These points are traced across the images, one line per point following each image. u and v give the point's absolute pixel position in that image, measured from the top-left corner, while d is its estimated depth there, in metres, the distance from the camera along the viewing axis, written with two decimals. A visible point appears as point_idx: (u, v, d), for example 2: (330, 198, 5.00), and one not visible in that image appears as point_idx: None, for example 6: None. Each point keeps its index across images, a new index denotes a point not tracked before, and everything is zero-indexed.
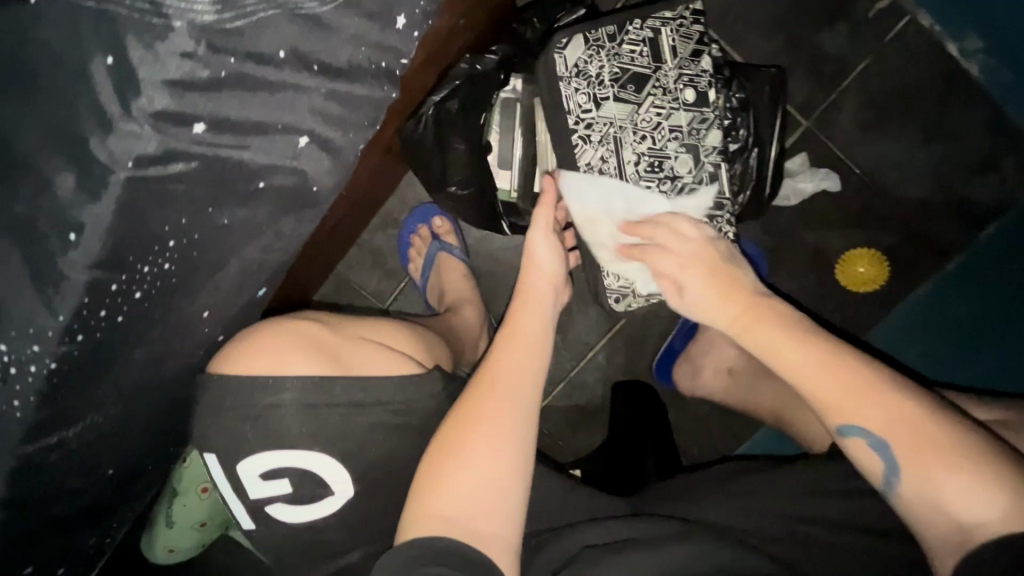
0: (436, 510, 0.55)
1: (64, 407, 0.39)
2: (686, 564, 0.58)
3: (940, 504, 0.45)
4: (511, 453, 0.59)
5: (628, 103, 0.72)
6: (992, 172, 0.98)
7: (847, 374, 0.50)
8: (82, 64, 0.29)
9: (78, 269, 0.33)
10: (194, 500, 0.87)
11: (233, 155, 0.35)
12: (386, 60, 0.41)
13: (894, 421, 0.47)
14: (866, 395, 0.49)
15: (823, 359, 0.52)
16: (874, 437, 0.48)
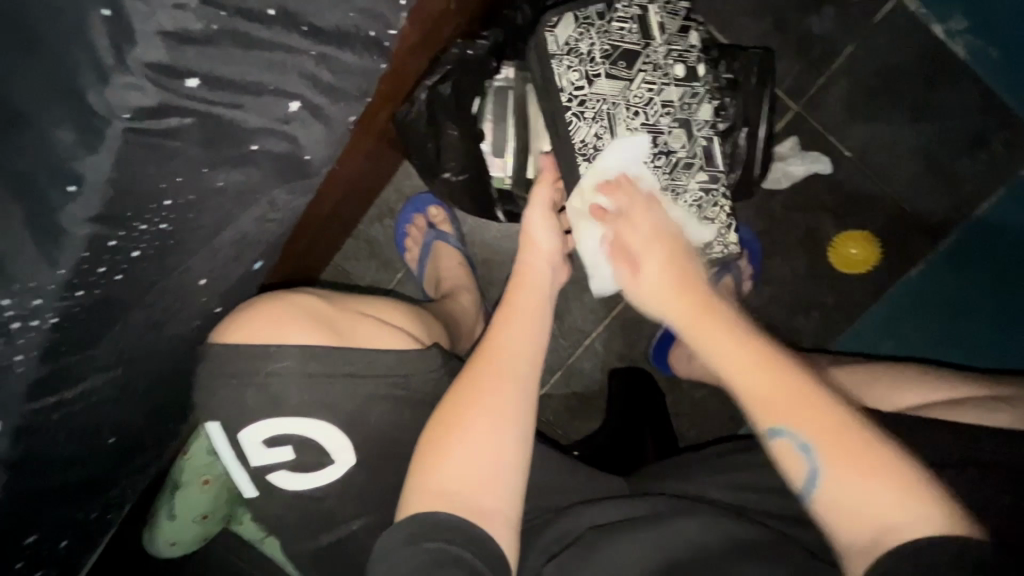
0: (437, 484, 0.56)
1: (65, 366, 0.41)
2: (682, 538, 0.60)
3: (854, 510, 0.44)
4: (509, 426, 0.60)
5: (619, 79, 0.74)
6: (982, 149, 0.99)
7: (783, 380, 0.48)
8: (80, 13, 0.29)
9: (78, 222, 0.34)
10: (195, 492, 0.88)
11: (226, 113, 0.37)
12: (375, 29, 0.43)
13: (824, 423, 0.46)
14: (802, 402, 0.47)
15: (756, 359, 0.50)
16: (798, 442, 0.46)
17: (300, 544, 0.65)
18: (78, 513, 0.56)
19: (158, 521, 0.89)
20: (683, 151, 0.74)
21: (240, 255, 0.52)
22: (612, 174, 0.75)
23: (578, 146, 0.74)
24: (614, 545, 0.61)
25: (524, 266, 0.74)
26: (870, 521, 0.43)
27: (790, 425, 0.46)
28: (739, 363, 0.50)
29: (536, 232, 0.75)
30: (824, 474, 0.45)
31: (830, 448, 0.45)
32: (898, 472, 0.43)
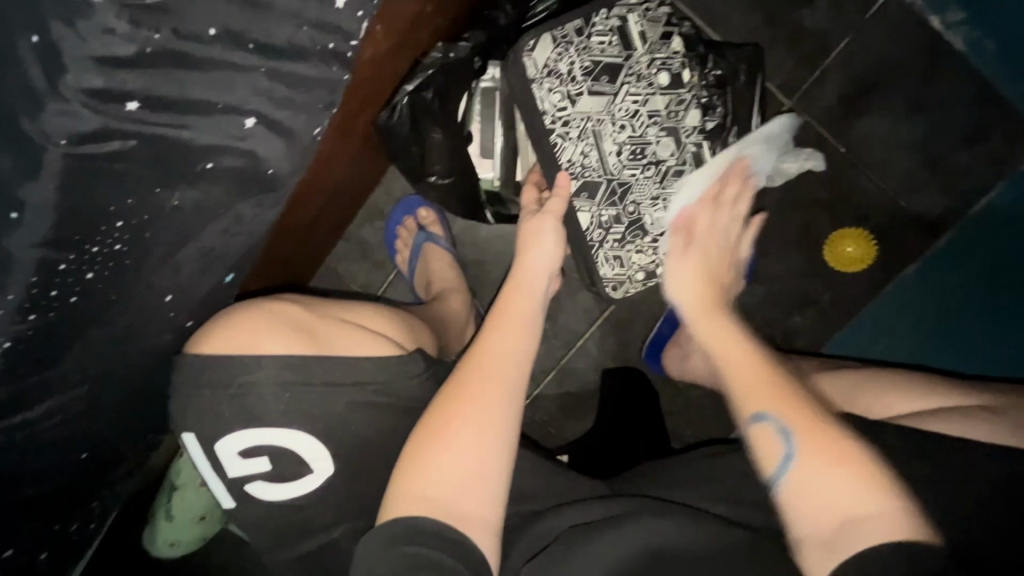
0: (418, 489, 0.56)
1: (26, 385, 0.41)
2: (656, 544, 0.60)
3: (819, 499, 0.48)
4: (494, 431, 0.59)
5: (603, 95, 0.73)
6: (981, 143, 0.96)
7: (776, 381, 0.57)
8: (3, 41, 0.28)
9: (25, 247, 0.34)
10: (193, 493, 0.88)
11: (171, 133, 0.36)
12: (335, 41, 0.42)
13: (806, 415, 0.52)
14: (781, 393, 0.55)
15: (751, 363, 0.60)
16: (780, 427, 0.53)
17: (282, 551, 0.65)
18: (57, 524, 0.57)
19: (156, 523, 0.90)
20: (672, 159, 0.76)
21: (209, 269, 0.51)
22: (603, 189, 0.76)
23: (565, 165, 0.75)
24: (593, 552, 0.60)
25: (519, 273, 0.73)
26: (833, 509, 0.48)
27: (772, 412, 0.53)
28: (740, 365, 0.60)
29: (540, 241, 0.74)
30: (799, 459, 0.50)
31: (809, 434, 0.51)
32: (863, 467, 0.49)
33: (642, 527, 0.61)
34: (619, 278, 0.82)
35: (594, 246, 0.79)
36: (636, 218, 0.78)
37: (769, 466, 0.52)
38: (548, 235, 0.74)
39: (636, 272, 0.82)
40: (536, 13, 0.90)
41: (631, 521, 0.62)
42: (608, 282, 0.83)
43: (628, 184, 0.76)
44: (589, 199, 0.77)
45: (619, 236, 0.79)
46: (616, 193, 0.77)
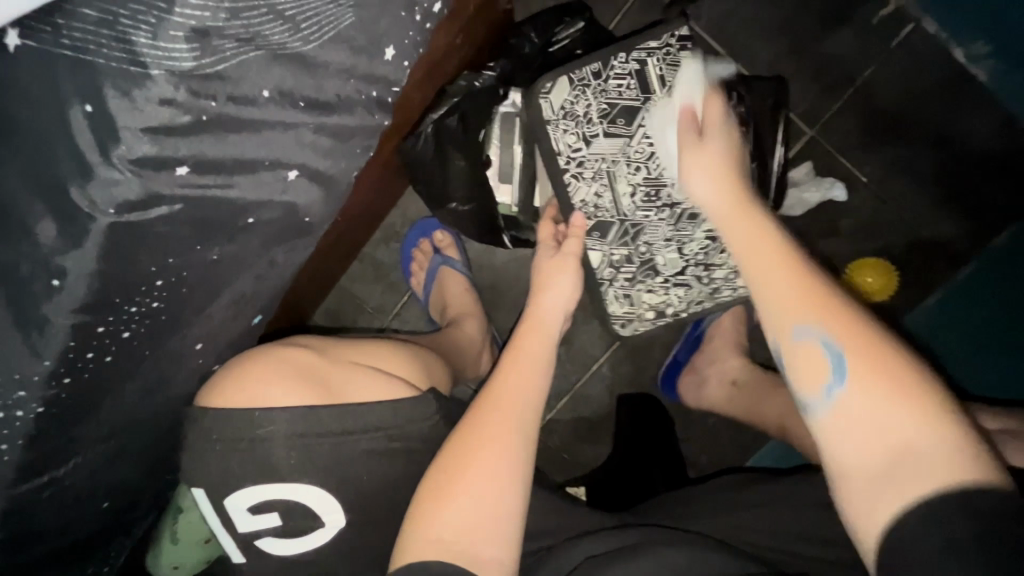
0: (434, 532, 0.53)
1: (54, 445, 0.39)
2: None
3: (869, 432, 0.39)
4: (508, 477, 0.57)
5: (618, 137, 0.71)
6: (1002, 175, 0.96)
7: (817, 292, 0.44)
8: (60, 111, 0.29)
9: (64, 313, 0.33)
10: None
11: (219, 193, 0.34)
12: (377, 89, 0.39)
13: (850, 329, 0.42)
14: (814, 300, 0.44)
15: (781, 261, 0.47)
16: (830, 347, 0.42)
17: None
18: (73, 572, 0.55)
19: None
20: (687, 203, 0.73)
21: (239, 313, 0.50)
22: (616, 230, 0.75)
23: (578, 206, 0.74)
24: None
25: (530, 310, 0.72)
26: (881, 441, 0.38)
27: (811, 325, 0.43)
28: (767, 265, 0.48)
29: (556, 283, 0.72)
30: (853, 383, 0.40)
31: (864, 356, 0.41)
32: (924, 389, 0.39)
33: None
34: (628, 315, 0.81)
35: (604, 284, 0.79)
36: (648, 259, 0.77)
37: (814, 392, 0.42)
38: (561, 278, 0.73)
39: (645, 311, 0.81)
40: (561, 40, 0.91)
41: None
42: (618, 318, 0.82)
43: (641, 226, 0.75)
44: (601, 237, 0.76)
45: (630, 275, 0.78)
46: (629, 233, 0.75)
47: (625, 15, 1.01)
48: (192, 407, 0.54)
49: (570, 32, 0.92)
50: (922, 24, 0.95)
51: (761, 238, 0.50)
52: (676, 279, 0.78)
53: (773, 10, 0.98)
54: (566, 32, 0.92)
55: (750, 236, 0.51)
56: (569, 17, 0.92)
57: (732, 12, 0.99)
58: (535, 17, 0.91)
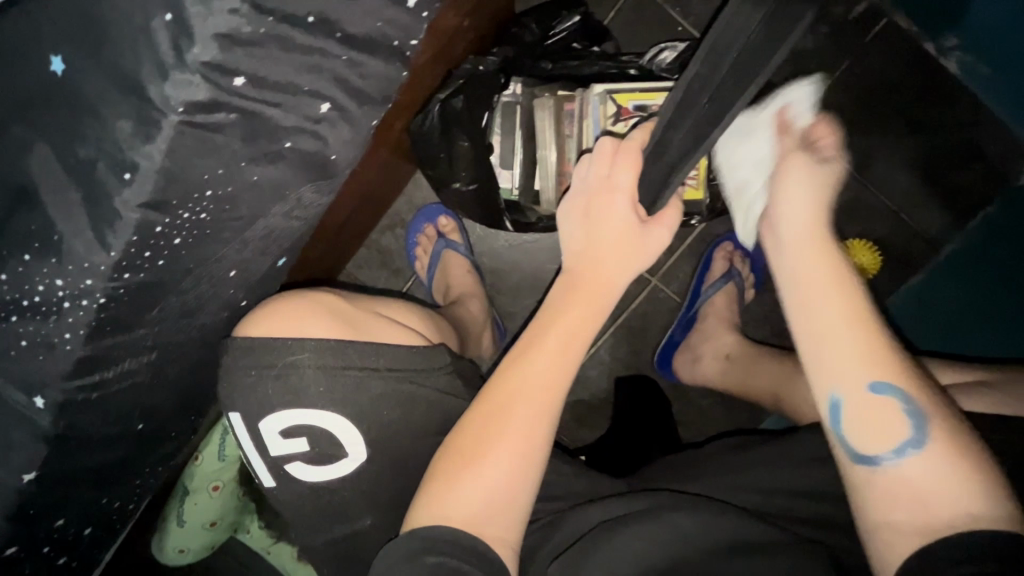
0: (447, 510, 0.55)
1: (108, 346, 0.43)
2: (692, 535, 0.61)
3: (926, 487, 0.44)
4: (532, 458, 0.58)
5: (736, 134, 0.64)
6: (976, 162, 1.01)
7: (889, 354, 0.49)
8: (145, 19, 0.34)
9: (130, 207, 0.37)
10: (205, 498, 1.03)
11: (265, 110, 0.40)
12: (398, 39, 0.46)
13: (919, 391, 0.47)
14: (891, 359, 0.48)
15: (860, 317, 0.50)
16: (904, 407, 0.46)
17: (315, 535, 0.66)
18: (104, 499, 0.59)
19: (169, 527, 1.03)
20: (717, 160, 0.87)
21: (268, 249, 0.55)
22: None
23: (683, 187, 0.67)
24: (624, 540, 0.62)
25: (593, 275, 0.64)
26: (937, 502, 0.43)
27: (889, 383, 0.47)
28: (848, 313, 0.50)
29: (635, 261, 0.65)
30: (929, 446, 0.45)
31: (935, 424, 0.45)
32: (977, 455, 0.44)
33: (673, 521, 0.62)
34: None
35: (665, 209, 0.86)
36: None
37: (881, 447, 0.46)
38: (641, 251, 0.65)
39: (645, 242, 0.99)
40: (559, 32, 0.99)
41: (663, 512, 0.63)
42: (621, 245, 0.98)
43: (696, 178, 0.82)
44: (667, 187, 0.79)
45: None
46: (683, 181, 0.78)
47: (619, 13, 1.09)
48: (230, 337, 0.59)
49: (567, 24, 0.99)
50: (894, 20, 1.02)
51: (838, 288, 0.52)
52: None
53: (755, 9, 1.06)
54: (563, 24, 0.99)
55: (830, 283, 0.52)
56: (565, 10, 1.00)
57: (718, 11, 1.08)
58: (534, 11, 0.99)
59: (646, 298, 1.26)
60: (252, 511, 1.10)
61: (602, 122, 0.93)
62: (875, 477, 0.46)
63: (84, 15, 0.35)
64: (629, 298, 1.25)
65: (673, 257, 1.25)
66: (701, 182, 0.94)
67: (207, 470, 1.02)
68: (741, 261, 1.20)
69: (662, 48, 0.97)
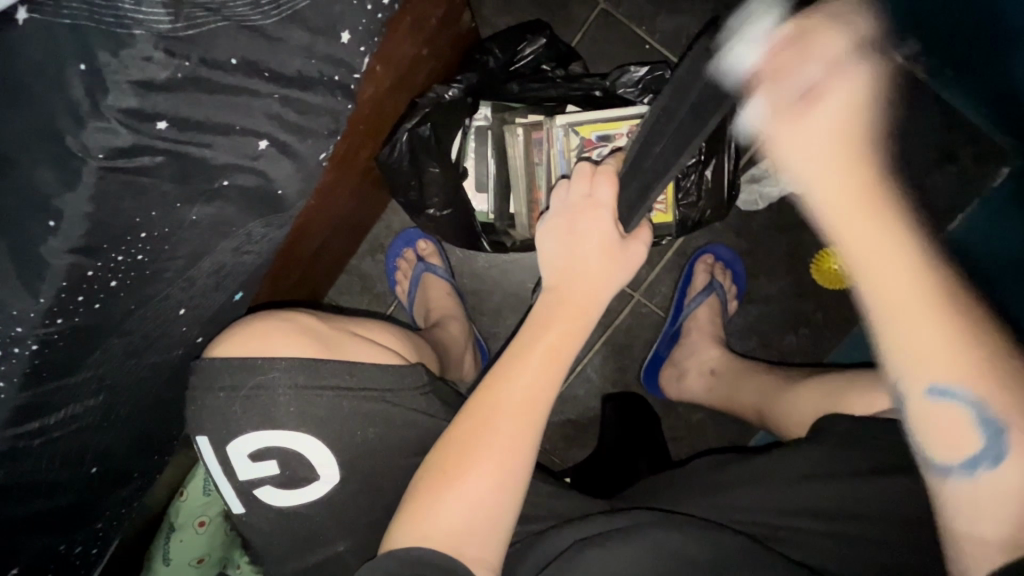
0: (423, 530, 0.54)
1: (49, 391, 0.43)
2: (679, 549, 0.58)
3: (1000, 502, 0.39)
4: (514, 475, 0.56)
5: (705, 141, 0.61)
6: (952, 163, 1.00)
7: (981, 341, 0.38)
8: (59, 70, 0.34)
9: (59, 254, 0.37)
10: (191, 535, 1.02)
11: (195, 151, 0.40)
12: (338, 73, 0.46)
13: (1000, 388, 0.38)
14: (970, 355, 0.38)
15: (951, 301, 0.38)
16: (980, 415, 0.39)
17: (287, 569, 0.65)
18: (63, 545, 0.58)
19: (154, 568, 1.01)
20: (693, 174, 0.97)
21: (219, 284, 0.54)
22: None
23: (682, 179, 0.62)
24: (599, 557, 0.59)
25: (576, 288, 0.62)
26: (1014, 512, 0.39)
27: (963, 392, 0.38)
28: (922, 299, 0.38)
29: (618, 274, 0.63)
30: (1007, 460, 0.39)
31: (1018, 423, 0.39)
32: None
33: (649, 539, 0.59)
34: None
35: None
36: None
37: (953, 455, 0.40)
38: (620, 263, 0.63)
39: None
40: (525, 55, 1.00)
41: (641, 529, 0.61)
42: None
43: None
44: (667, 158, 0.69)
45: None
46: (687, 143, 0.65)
47: (585, 33, 1.11)
48: (198, 357, 0.58)
49: (534, 48, 1.01)
50: None
51: (911, 263, 0.38)
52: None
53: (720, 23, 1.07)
54: (530, 48, 1.01)
55: (909, 262, 0.38)
56: (531, 34, 1.01)
57: (683, 26, 1.09)
58: (498, 37, 0.99)
59: (630, 313, 1.25)
60: (240, 547, 1.08)
61: (567, 154, 0.96)
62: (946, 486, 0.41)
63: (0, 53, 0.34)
64: (612, 314, 1.24)
65: (654, 271, 1.24)
66: (670, 205, 0.96)
67: (191, 507, 1.01)
68: (722, 273, 1.19)
69: (629, 65, 0.98)
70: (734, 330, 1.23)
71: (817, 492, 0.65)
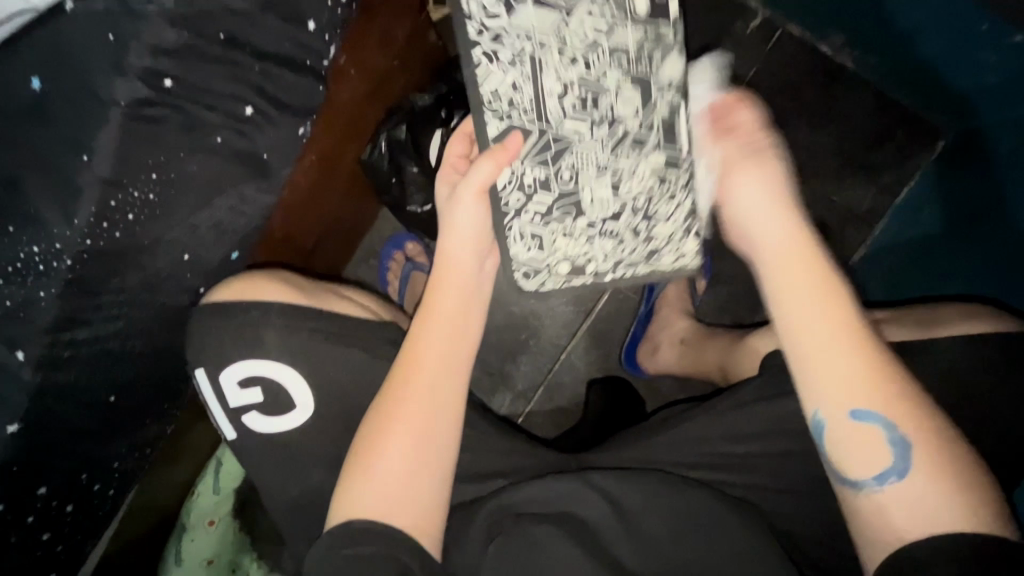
0: (363, 496, 0.59)
1: (81, 307, 0.54)
2: (621, 475, 0.67)
3: (905, 502, 0.50)
4: (425, 431, 0.61)
5: (552, 11, 0.62)
6: (888, 141, 1.10)
7: (884, 380, 0.52)
8: (96, 37, 0.48)
9: (90, 182, 0.49)
10: (202, 534, 1.07)
11: (193, 108, 0.53)
12: (310, 58, 0.61)
13: (897, 412, 0.51)
14: (871, 381, 0.52)
15: (854, 340, 0.53)
16: (889, 434, 0.51)
17: (281, 502, 0.73)
18: (85, 475, 0.66)
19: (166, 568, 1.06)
20: (631, 121, 0.66)
21: (219, 239, 0.65)
22: (534, 141, 0.64)
23: (489, 97, 0.62)
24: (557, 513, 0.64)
25: (446, 283, 0.65)
26: (917, 510, 0.50)
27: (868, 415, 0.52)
28: (835, 337, 0.53)
29: (485, 264, 0.68)
30: (910, 474, 0.51)
31: (923, 443, 0.51)
32: (953, 458, 0.51)
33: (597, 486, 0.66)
34: (535, 264, 0.70)
35: (512, 215, 0.67)
36: (571, 191, 0.67)
37: (870, 471, 0.52)
38: (467, 221, 0.63)
39: (560, 263, 0.71)
40: None
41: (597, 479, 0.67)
42: (522, 268, 0.71)
43: (568, 142, 0.65)
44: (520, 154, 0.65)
45: (542, 206, 0.67)
46: (581, 94, 0.64)
47: None
48: (196, 300, 0.68)
49: None
50: (788, 28, 1.13)
51: (827, 313, 0.54)
52: (604, 227, 0.71)
53: None
54: None
55: (824, 308, 0.54)
56: None
57: None
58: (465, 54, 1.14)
59: (608, 301, 1.32)
60: (248, 549, 1.13)
61: None
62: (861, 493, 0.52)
63: (53, 41, 0.48)
64: (591, 302, 1.32)
65: None
66: None
67: (203, 505, 1.07)
68: None
69: None
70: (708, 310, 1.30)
71: (760, 412, 0.70)
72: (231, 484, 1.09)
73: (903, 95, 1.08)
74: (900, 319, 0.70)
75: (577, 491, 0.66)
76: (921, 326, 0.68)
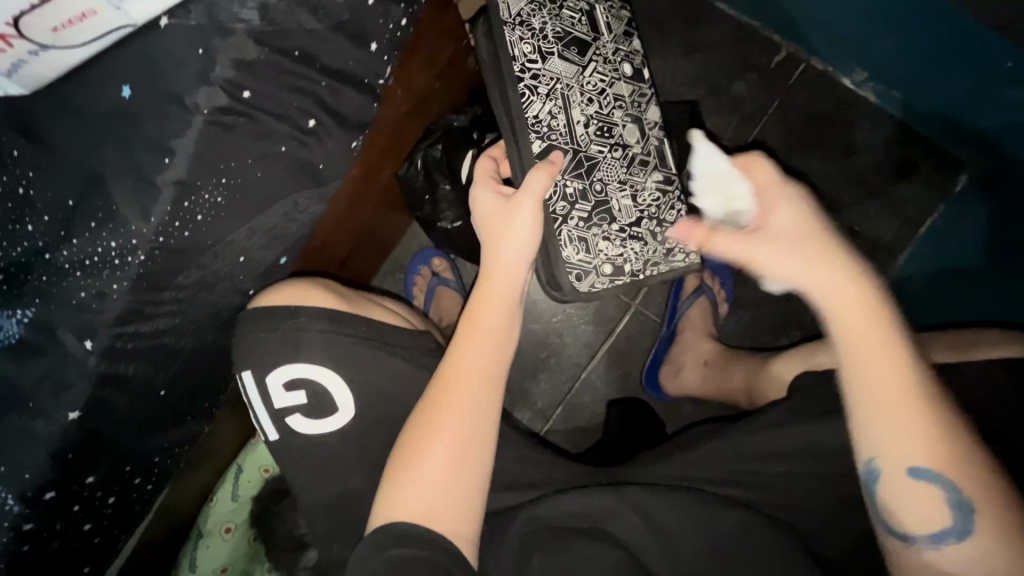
0: (407, 503, 0.60)
1: (144, 302, 0.57)
2: (655, 488, 0.68)
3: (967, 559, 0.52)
4: (471, 439, 0.63)
5: (572, 64, 0.73)
6: (913, 173, 1.13)
7: (949, 444, 0.53)
8: (183, 53, 0.52)
9: (167, 180, 0.53)
10: (218, 540, 1.09)
11: (263, 117, 0.56)
12: (369, 77, 0.66)
13: (962, 476, 0.53)
14: (934, 444, 0.53)
15: (920, 403, 0.53)
16: (949, 495, 0.53)
17: (317, 504, 0.74)
18: (128, 469, 0.68)
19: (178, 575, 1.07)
20: (638, 148, 0.76)
21: (272, 243, 0.67)
22: (569, 160, 0.73)
23: (531, 122, 0.72)
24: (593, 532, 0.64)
25: (489, 297, 0.68)
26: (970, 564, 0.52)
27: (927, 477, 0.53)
28: (901, 398, 0.53)
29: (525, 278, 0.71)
30: (971, 537, 0.53)
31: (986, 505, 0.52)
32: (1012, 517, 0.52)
33: (631, 499, 0.67)
34: (583, 266, 0.76)
35: (557, 221, 0.74)
36: (604, 201, 0.75)
37: (923, 527, 0.54)
38: (512, 226, 0.67)
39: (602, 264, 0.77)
40: None
41: (638, 494, 0.68)
42: (573, 269, 0.76)
43: (596, 160, 0.74)
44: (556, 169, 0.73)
45: (584, 213, 0.74)
46: (602, 127, 0.74)
47: None
48: (245, 304, 0.70)
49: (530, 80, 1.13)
50: (811, 62, 1.17)
51: (893, 374, 0.54)
52: (631, 231, 0.76)
53: (692, 62, 1.19)
54: None
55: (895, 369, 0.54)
56: None
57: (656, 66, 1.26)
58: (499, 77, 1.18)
59: (630, 321, 1.33)
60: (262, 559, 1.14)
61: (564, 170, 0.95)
62: (910, 548, 0.55)
63: (144, 55, 0.52)
64: (612, 323, 1.33)
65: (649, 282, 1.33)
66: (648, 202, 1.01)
67: (220, 512, 1.09)
68: (711, 278, 1.26)
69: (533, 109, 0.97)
70: (730, 334, 1.31)
71: (796, 437, 0.70)
72: (249, 492, 1.12)
73: (927, 127, 1.10)
74: (939, 344, 0.71)
75: (612, 508, 0.67)
76: (963, 350, 0.68)
